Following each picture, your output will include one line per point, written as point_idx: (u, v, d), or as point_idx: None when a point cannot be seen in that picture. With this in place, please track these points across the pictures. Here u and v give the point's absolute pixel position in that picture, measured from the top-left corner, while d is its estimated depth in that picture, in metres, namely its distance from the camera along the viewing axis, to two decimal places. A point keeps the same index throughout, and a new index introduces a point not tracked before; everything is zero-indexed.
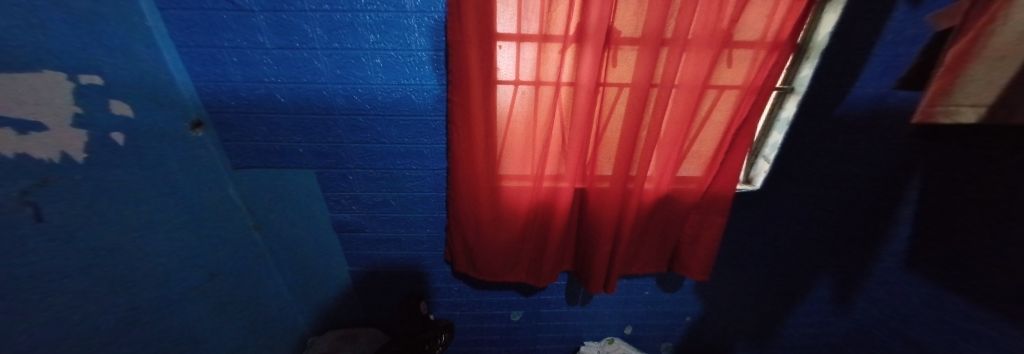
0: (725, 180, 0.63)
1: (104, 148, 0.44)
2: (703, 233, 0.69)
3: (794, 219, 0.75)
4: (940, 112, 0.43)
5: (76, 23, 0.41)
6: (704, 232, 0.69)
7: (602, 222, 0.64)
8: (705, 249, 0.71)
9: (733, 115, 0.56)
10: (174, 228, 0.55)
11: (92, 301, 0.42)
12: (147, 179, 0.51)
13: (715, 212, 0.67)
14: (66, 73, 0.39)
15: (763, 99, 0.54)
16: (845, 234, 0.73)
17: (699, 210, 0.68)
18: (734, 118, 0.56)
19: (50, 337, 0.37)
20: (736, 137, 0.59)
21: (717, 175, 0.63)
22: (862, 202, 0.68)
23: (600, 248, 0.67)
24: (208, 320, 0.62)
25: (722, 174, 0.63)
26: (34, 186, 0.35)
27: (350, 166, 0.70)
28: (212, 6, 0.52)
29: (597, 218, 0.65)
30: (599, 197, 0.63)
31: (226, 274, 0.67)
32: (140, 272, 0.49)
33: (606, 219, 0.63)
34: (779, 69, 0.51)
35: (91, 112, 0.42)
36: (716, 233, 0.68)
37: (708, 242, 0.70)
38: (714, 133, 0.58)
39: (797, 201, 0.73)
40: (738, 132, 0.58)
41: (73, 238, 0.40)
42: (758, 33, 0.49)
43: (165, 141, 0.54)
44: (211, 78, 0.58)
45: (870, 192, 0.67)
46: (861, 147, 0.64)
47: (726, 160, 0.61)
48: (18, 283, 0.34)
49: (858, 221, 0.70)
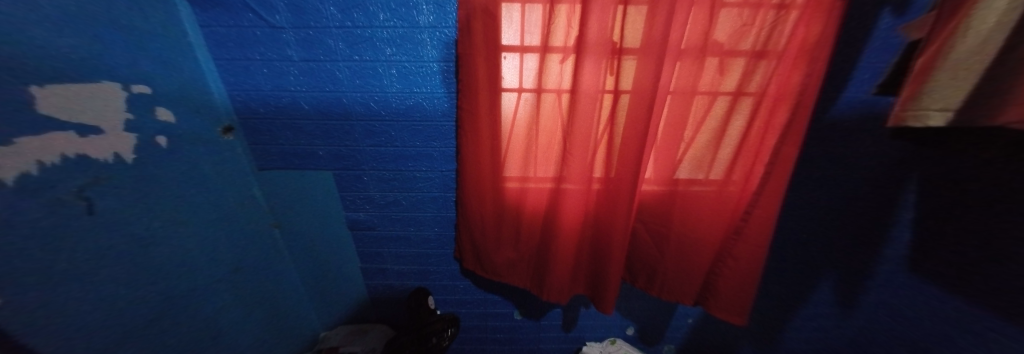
0: (770, 203, 0.58)
1: (147, 150, 0.49)
2: (738, 257, 0.66)
3: (806, 229, 0.73)
4: (912, 116, 0.39)
5: (130, 39, 0.47)
6: (735, 256, 0.66)
7: (612, 230, 0.64)
8: (729, 269, 0.68)
9: (748, 125, 0.54)
10: (205, 224, 0.60)
11: (133, 288, 0.47)
12: (185, 179, 0.56)
13: (739, 231, 0.64)
14: (120, 83, 0.45)
15: (776, 107, 0.53)
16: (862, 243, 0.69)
17: (718, 227, 0.64)
18: (754, 128, 0.55)
19: (90, 322, 0.42)
20: (783, 145, 0.54)
21: (764, 196, 0.59)
22: (871, 212, 0.66)
23: (614, 261, 0.68)
24: (231, 311, 0.66)
25: (771, 197, 0.58)
26: (91, 184, 0.41)
27: (364, 168, 0.74)
28: (247, 24, 0.58)
29: (611, 230, 0.65)
30: (609, 202, 0.64)
31: (250, 267, 0.72)
32: (175, 264, 0.54)
33: (614, 228, 0.64)
34: (813, 82, 0.48)
35: (139, 118, 0.48)
36: (747, 252, 0.64)
37: (744, 267, 0.66)
38: (731, 145, 0.57)
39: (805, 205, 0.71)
40: (786, 143, 0.53)
41: (120, 232, 0.45)
42: (747, 43, 0.50)
43: (200, 144, 0.59)
44: (242, 87, 0.64)
45: (878, 202, 0.64)
46: (862, 150, 0.63)
47: (772, 174, 0.56)
48: (55, 271, 0.37)
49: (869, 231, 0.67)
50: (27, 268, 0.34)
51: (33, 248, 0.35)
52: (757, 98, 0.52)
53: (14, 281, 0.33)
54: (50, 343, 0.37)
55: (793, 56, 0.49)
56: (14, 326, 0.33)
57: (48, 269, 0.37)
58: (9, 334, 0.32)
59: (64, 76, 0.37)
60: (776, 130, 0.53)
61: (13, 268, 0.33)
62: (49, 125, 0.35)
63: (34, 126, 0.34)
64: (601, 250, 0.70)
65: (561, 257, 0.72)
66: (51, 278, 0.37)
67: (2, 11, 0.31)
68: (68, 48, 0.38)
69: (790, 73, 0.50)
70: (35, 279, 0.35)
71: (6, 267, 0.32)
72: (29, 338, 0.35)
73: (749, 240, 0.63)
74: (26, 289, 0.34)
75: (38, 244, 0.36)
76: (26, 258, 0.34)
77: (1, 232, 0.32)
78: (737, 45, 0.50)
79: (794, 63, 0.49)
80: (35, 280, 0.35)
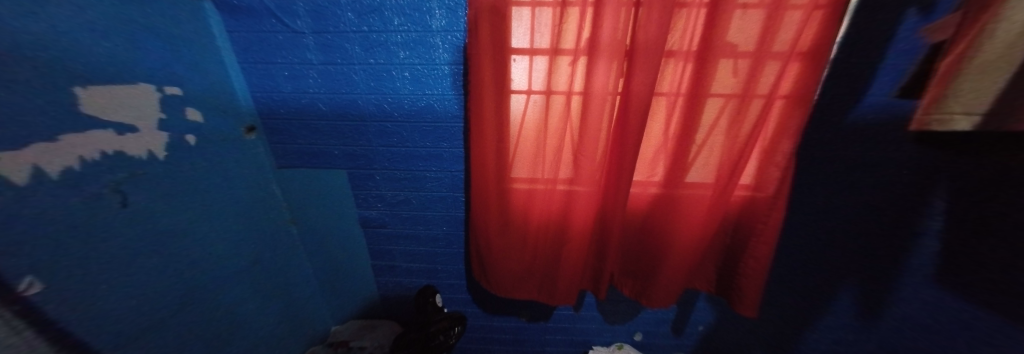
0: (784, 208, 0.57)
1: (178, 148, 0.53)
2: (754, 257, 0.64)
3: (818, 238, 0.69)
4: (936, 120, 0.37)
5: (165, 44, 0.51)
6: (752, 258, 0.64)
7: (612, 224, 0.66)
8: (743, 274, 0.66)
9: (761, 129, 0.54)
10: (227, 218, 0.63)
11: (162, 277, 0.50)
12: (212, 175, 0.60)
13: (749, 232, 0.63)
14: (154, 85, 0.49)
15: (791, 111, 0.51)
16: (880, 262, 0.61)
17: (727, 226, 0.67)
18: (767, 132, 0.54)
19: (122, 307, 0.45)
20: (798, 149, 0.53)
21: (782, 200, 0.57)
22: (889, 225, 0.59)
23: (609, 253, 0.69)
24: (250, 302, 0.70)
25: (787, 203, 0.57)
26: (125, 179, 0.44)
27: (376, 167, 0.76)
28: (271, 29, 0.61)
29: (610, 223, 0.66)
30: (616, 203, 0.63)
31: (267, 261, 0.75)
32: (201, 255, 0.58)
33: (614, 224, 0.65)
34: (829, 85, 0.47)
35: (171, 118, 0.51)
36: (758, 252, 0.63)
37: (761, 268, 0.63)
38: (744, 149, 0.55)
39: (816, 212, 0.67)
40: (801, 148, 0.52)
41: (151, 225, 0.48)
42: (761, 42, 0.48)
43: (226, 142, 0.63)
44: (265, 89, 0.67)
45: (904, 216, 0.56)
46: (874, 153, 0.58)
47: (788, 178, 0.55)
48: (90, 260, 0.40)
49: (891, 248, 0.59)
50: (64, 255, 0.37)
51: (69, 238, 0.38)
52: (772, 100, 0.51)
53: (51, 268, 0.36)
54: (84, 324, 0.40)
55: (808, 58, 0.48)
56: (49, 309, 0.36)
57: (83, 258, 0.39)
58: (46, 316, 0.35)
59: (90, 79, 0.39)
60: (790, 133, 0.52)
61: (49, 257, 0.36)
62: (85, 124, 0.39)
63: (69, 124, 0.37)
64: (603, 246, 0.71)
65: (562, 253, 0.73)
66: (86, 267, 0.40)
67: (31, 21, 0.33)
68: (104, 54, 0.41)
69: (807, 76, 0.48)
70: (71, 267, 0.38)
71: (44, 255, 0.35)
72: (63, 321, 0.37)
73: (758, 242, 0.62)
74: (63, 275, 0.37)
75: (74, 235, 0.39)
76: (61, 248, 0.37)
77: (38, 223, 0.35)
78: (758, 46, 0.48)
79: (812, 66, 0.47)
80: (71, 268, 0.38)
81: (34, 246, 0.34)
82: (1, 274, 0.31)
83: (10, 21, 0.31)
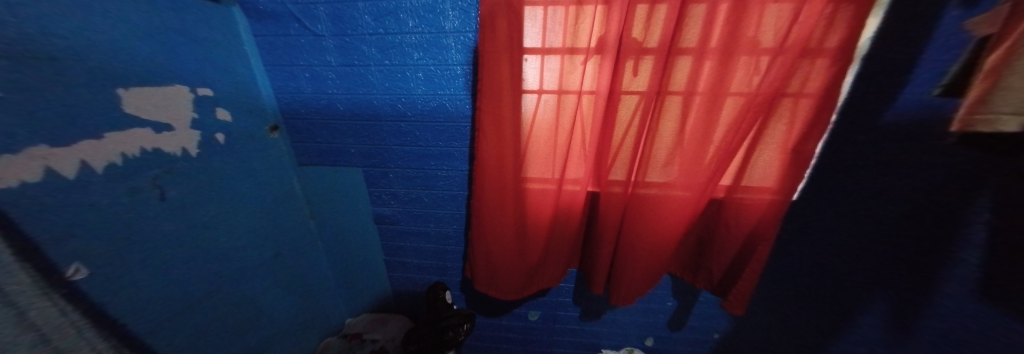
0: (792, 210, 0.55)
1: (209, 146, 0.56)
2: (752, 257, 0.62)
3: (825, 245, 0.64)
4: (978, 120, 0.32)
5: (199, 49, 0.54)
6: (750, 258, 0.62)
7: (606, 220, 0.65)
8: (739, 276, 0.65)
9: (785, 129, 0.51)
10: (252, 213, 0.67)
11: (193, 266, 0.54)
12: (240, 172, 0.63)
13: (757, 242, 0.60)
14: (188, 86, 0.52)
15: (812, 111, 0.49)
16: (886, 284, 0.53)
17: (738, 238, 0.62)
18: (795, 133, 0.51)
19: (158, 293, 0.48)
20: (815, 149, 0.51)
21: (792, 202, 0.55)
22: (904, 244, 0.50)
23: (603, 249, 0.69)
24: (272, 293, 0.73)
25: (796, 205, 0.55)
26: (162, 174, 0.48)
27: (390, 165, 0.78)
28: (294, 33, 0.64)
29: (602, 219, 0.66)
30: (634, 204, 0.62)
31: (288, 254, 0.79)
32: (229, 247, 0.61)
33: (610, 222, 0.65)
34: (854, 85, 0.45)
35: (202, 118, 0.55)
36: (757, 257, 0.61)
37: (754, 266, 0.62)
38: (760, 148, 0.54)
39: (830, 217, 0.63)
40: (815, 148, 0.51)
41: (185, 218, 0.52)
42: (787, 39, 0.45)
43: (252, 140, 0.67)
44: (287, 91, 0.70)
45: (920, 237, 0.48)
46: (899, 159, 0.50)
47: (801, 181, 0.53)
48: (129, 249, 0.44)
49: (905, 271, 0.50)
50: (105, 244, 0.41)
51: (109, 229, 0.41)
52: (796, 99, 0.49)
53: (94, 256, 0.40)
54: (124, 307, 0.44)
55: (838, 54, 0.45)
56: (92, 292, 0.39)
57: (123, 247, 0.43)
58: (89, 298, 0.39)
59: (120, 82, 0.42)
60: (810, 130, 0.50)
61: (91, 246, 0.39)
62: (125, 123, 0.42)
63: (108, 124, 0.40)
64: (596, 243, 0.70)
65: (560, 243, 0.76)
66: (125, 254, 0.43)
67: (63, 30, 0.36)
68: (138, 59, 0.44)
69: (836, 74, 0.45)
70: (110, 256, 0.41)
71: (84, 245, 0.38)
72: (106, 304, 0.41)
73: (762, 249, 0.60)
74: (102, 262, 0.40)
75: (115, 225, 0.42)
76: (102, 236, 0.40)
77: (76, 215, 0.38)
78: (787, 42, 0.46)
79: (840, 63, 0.45)
80: (110, 256, 0.41)
81: (74, 235, 0.38)
82: (49, 262, 0.35)
83: (45, 29, 0.34)
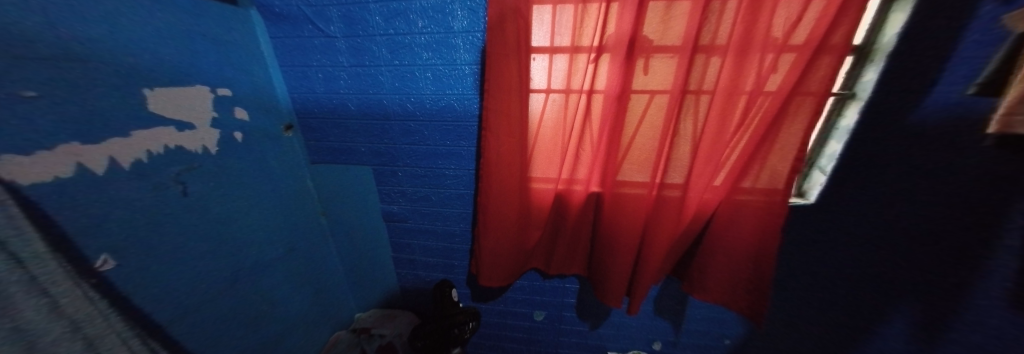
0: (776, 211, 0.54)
1: (228, 144, 0.59)
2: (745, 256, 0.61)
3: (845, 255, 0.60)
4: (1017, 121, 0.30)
5: (220, 52, 0.57)
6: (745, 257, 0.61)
7: (621, 229, 0.63)
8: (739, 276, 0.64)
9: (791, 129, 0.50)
10: (266, 210, 0.69)
11: (214, 259, 0.56)
12: (256, 169, 0.66)
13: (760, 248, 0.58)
14: (209, 87, 0.55)
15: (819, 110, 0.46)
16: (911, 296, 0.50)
17: (737, 242, 0.60)
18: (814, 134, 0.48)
19: (179, 284, 0.51)
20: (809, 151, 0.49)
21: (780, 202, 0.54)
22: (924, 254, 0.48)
23: (621, 258, 0.66)
24: (285, 287, 0.76)
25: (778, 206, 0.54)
26: (183, 171, 0.50)
27: (399, 164, 0.79)
28: (307, 35, 0.66)
29: (619, 223, 0.63)
30: (652, 211, 0.60)
31: (302, 249, 0.81)
32: (247, 241, 0.64)
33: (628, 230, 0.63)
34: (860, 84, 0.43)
35: (222, 117, 0.57)
36: (768, 268, 0.59)
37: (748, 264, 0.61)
38: (771, 148, 0.52)
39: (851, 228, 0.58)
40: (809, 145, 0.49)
41: (206, 211, 0.54)
42: (801, 35, 0.43)
43: (267, 138, 0.69)
44: (301, 91, 0.72)
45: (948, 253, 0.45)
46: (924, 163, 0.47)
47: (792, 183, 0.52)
48: (153, 241, 0.46)
49: (928, 286, 0.48)
50: (131, 237, 0.43)
51: (135, 222, 0.44)
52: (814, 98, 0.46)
53: (120, 248, 0.42)
54: (147, 297, 0.46)
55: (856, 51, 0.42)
56: (117, 282, 0.42)
57: (147, 239, 0.45)
58: (113, 286, 0.41)
59: (147, 83, 0.44)
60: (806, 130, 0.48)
61: (117, 239, 0.41)
62: (150, 122, 0.45)
63: (131, 124, 0.42)
64: (609, 247, 0.68)
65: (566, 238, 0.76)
66: (150, 248, 0.46)
67: (93, 35, 0.38)
68: (163, 62, 0.47)
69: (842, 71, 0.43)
70: (134, 248, 0.44)
71: (111, 238, 0.41)
72: (129, 292, 0.43)
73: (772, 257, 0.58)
74: (126, 254, 0.43)
75: (142, 218, 0.45)
76: (128, 229, 0.43)
77: (103, 211, 0.40)
78: (796, 40, 0.44)
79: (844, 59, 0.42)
80: (135, 249, 0.44)
81: (104, 228, 0.40)
82: (73, 254, 0.37)
83: (73, 34, 0.36)
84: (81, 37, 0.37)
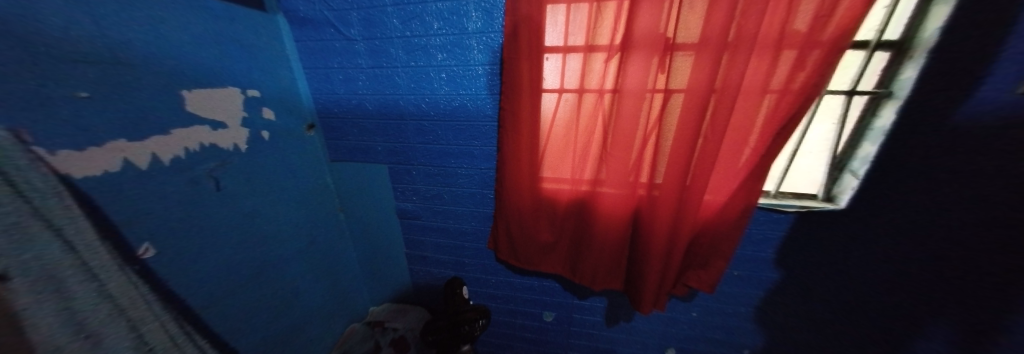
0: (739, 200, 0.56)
1: (256, 141, 0.62)
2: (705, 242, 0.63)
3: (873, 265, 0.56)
4: None
5: (250, 56, 0.60)
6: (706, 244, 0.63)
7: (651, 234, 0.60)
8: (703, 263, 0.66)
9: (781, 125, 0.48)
10: (289, 204, 0.72)
11: (241, 249, 0.60)
12: (281, 166, 0.69)
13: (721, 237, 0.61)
14: (239, 88, 0.58)
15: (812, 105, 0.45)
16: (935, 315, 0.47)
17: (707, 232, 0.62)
18: None
19: (212, 272, 0.54)
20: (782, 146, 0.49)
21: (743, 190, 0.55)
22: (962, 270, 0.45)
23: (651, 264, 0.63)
24: (305, 279, 0.79)
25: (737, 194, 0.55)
26: (216, 168, 0.54)
27: (414, 163, 0.81)
28: (329, 38, 0.69)
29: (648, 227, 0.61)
30: (680, 213, 0.58)
31: (320, 243, 0.85)
32: (271, 234, 0.67)
33: (658, 236, 0.60)
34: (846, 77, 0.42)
35: (251, 116, 0.61)
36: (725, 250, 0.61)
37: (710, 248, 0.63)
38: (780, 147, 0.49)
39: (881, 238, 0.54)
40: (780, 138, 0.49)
41: (235, 205, 0.58)
42: (816, 31, 0.42)
43: (291, 137, 0.73)
44: (322, 92, 0.76)
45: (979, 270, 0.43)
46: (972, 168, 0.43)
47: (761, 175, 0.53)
48: (189, 232, 0.50)
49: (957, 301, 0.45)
50: (169, 228, 0.47)
51: (175, 214, 0.47)
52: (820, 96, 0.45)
53: (159, 238, 0.45)
54: (183, 283, 0.49)
55: None
56: (157, 269, 0.45)
57: (184, 230, 0.49)
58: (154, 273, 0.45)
59: (185, 85, 0.48)
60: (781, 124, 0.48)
61: (157, 230, 0.45)
62: (187, 122, 0.49)
63: (171, 123, 0.46)
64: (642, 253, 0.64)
65: (602, 251, 0.70)
66: (185, 238, 0.49)
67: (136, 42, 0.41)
68: (199, 66, 0.50)
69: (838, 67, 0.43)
70: (173, 238, 0.47)
71: (151, 228, 0.44)
72: (166, 279, 0.47)
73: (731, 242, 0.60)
74: (164, 245, 0.46)
75: (180, 210, 0.48)
76: (167, 220, 0.46)
77: (146, 203, 0.43)
78: (822, 36, 0.42)
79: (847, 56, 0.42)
80: (172, 239, 0.47)
81: (145, 219, 0.43)
82: (120, 241, 0.41)
83: (119, 41, 0.39)
84: (128, 43, 0.40)
